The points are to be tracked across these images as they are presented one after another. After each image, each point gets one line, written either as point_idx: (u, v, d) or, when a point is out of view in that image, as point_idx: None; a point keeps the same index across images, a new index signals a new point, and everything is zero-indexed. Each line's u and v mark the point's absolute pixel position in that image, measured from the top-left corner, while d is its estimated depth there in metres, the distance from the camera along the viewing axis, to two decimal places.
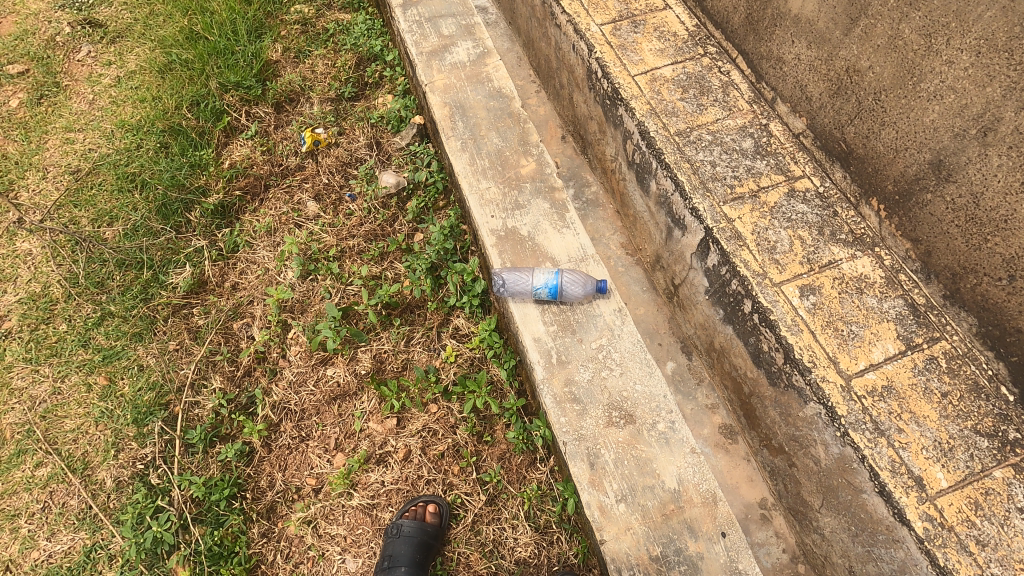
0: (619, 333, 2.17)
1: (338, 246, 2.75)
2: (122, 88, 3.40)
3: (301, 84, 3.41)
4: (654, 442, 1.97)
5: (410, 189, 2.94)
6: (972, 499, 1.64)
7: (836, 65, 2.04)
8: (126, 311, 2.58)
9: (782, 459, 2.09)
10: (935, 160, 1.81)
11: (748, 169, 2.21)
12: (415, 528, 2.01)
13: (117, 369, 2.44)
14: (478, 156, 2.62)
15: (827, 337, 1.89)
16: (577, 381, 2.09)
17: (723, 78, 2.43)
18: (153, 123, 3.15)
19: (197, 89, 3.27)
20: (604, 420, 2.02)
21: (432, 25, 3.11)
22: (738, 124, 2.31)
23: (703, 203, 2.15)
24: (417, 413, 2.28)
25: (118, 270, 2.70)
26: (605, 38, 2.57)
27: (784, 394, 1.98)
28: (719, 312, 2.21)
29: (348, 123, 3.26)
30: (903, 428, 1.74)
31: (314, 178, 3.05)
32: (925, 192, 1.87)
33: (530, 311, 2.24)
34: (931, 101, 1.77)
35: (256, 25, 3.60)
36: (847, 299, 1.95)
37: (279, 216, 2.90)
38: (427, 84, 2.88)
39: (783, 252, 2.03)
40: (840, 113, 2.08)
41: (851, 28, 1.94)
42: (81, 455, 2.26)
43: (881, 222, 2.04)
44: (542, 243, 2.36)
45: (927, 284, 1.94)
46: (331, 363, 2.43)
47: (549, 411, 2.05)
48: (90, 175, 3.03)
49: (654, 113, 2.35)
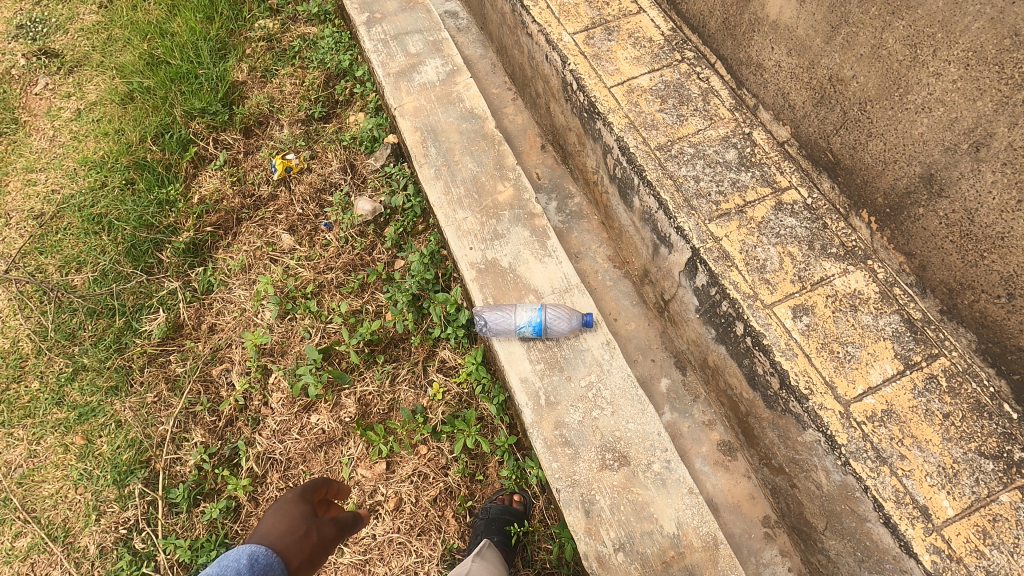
0: (608, 368, 2.06)
1: (316, 280, 2.65)
2: (83, 121, 3.28)
3: (269, 106, 3.31)
4: (650, 484, 1.87)
5: (387, 214, 2.85)
6: (981, 527, 1.59)
7: (819, 73, 1.93)
8: (100, 363, 2.49)
9: (783, 479, 2.07)
10: (926, 174, 1.71)
11: (733, 182, 2.14)
12: (501, 509, 2.05)
13: (94, 427, 2.35)
14: (453, 183, 2.51)
15: (823, 360, 1.84)
16: (567, 423, 1.98)
17: (702, 85, 2.35)
18: (118, 158, 3.04)
19: (161, 119, 3.17)
20: (597, 463, 1.91)
21: (398, 43, 2.98)
22: (720, 135, 2.24)
23: (689, 222, 2.10)
24: (406, 456, 2.21)
25: (89, 319, 2.61)
26: (579, 48, 2.48)
27: (782, 418, 1.95)
28: (711, 331, 2.17)
29: (320, 147, 3.15)
30: (905, 454, 1.69)
31: (287, 208, 2.95)
32: (917, 206, 1.78)
33: (515, 348, 2.12)
34: (919, 113, 1.66)
35: (219, 44, 3.48)
36: (841, 318, 1.89)
37: (253, 251, 2.80)
38: (397, 108, 2.77)
39: (774, 271, 1.98)
40: (824, 123, 1.99)
41: (832, 36, 1.83)
42: (61, 522, 2.19)
43: (873, 234, 1.97)
44: (524, 274, 2.25)
45: (924, 298, 1.87)
46: (315, 409, 2.35)
47: (540, 456, 1.94)
48: (54, 220, 2.92)
49: (633, 127, 2.28)
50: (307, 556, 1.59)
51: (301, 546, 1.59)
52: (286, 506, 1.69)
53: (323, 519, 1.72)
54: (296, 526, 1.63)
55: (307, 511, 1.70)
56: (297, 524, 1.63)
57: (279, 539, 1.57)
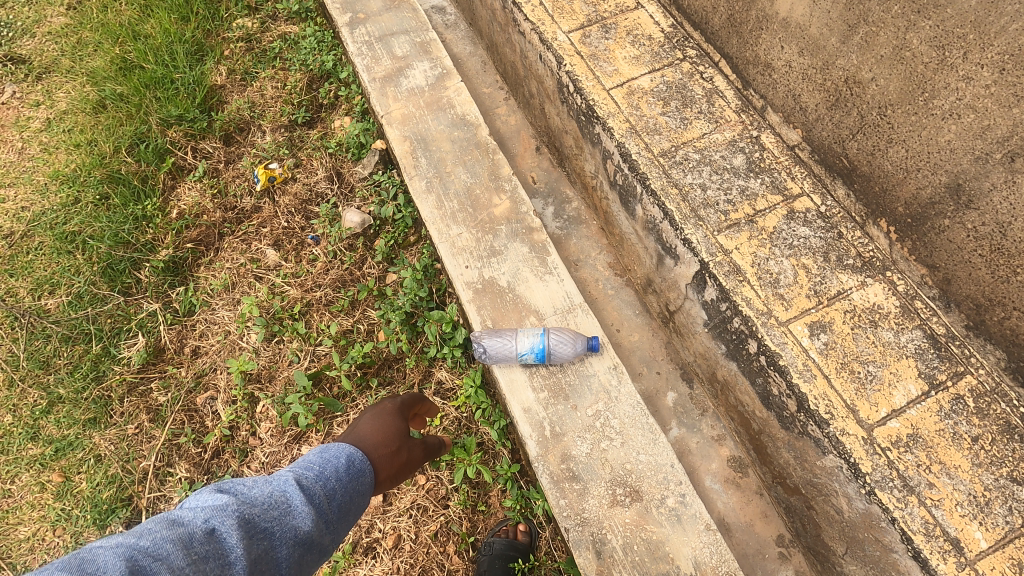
0: (616, 395, 1.95)
1: (303, 299, 2.52)
2: (53, 132, 3.11)
3: (250, 111, 3.15)
4: (665, 520, 1.78)
5: (377, 225, 2.70)
6: (1015, 560, 1.51)
7: (834, 75, 1.85)
8: (77, 394, 2.36)
9: (798, 499, 1.96)
10: (953, 184, 1.64)
11: (742, 190, 2.02)
12: (505, 545, 1.94)
13: (72, 463, 2.24)
14: (446, 197, 2.38)
15: (843, 382, 1.73)
16: (575, 456, 1.87)
17: (706, 86, 2.22)
18: (91, 172, 2.88)
19: (136, 127, 3.01)
20: (608, 499, 1.81)
21: (384, 44, 2.83)
22: (727, 138, 2.11)
23: (696, 233, 1.98)
24: (404, 488, 2.10)
25: (64, 345, 2.47)
26: (574, 48, 2.34)
27: (799, 440, 1.84)
28: (721, 347, 2.05)
29: (304, 154, 3.00)
30: (933, 482, 1.59)
31: (272, 221, 2.80)
32: (942, 217, 1.71)
33: (517, 375, 2.01)
34: (946, 120, 1.59)
35: (195, 46, 3.30)
36: (861, 335, 1.78)
37: (236, 269, 2.67)
38: (384, 116, 2.62)
39: (788, 285, 1.87)
40: (840, 126, 1.91)
41: (850, 36, 1.74)
42: (39, 567, 2.09)
43: (892, 245, 1.87)
44: (524, 294, 2.14)
45: (948, 313, 1.78)
46: (306, 439, 2.24)
47: (547, 493, 1.83)
48: (24, 239, 2.77)
49: (634, 131, 2.16)
50: (392, 473, 1.60)
51: (391, 462, 1.59)
52: (383, 418, 1.69)
53: (411, 441, 1.73)
54: (390, 441, 1.62)
55: (401, 430, 1.70)
56: (392, 441, 1.63)
57: (375, 448, 1.56)
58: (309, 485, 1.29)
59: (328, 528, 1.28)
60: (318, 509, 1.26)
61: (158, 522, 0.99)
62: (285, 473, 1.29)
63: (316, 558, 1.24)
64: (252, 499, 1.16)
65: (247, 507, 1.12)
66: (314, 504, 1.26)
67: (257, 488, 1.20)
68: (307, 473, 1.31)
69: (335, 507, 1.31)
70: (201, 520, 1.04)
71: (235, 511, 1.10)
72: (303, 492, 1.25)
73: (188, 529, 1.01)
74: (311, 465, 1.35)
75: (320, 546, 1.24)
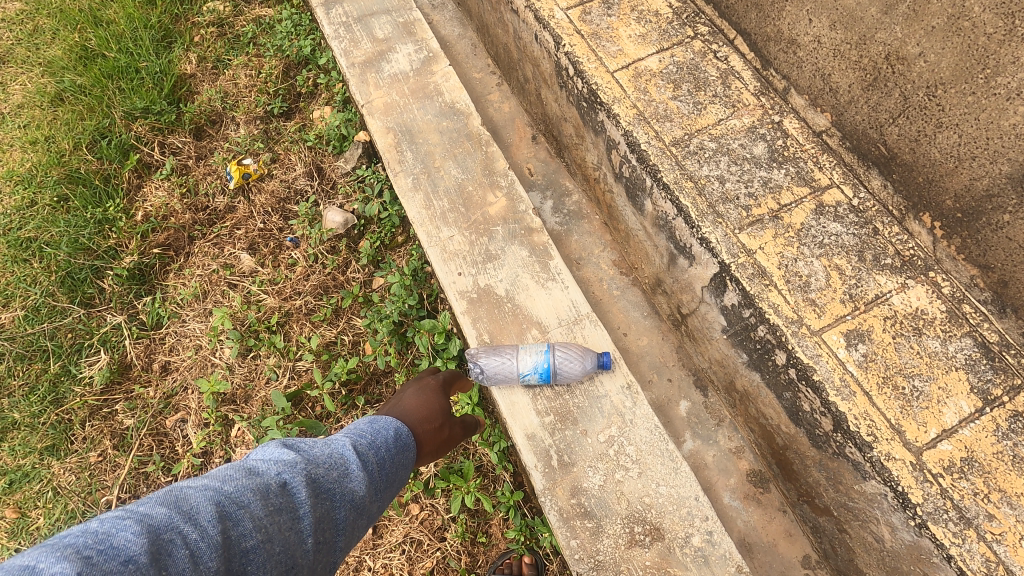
0: (631, 418, 1.76)
1: (282, 308, 2.30)
2: (7, 128, 2.85)
3: (222, 102, 2.90)
4: (690, 563, 1.59)
5: (361, 225, 2.47)
6: None
7: (872, 50, 1.69)
8: (33, 419, 2.15)
9: (829, 521, 1.76)
10: (1017, 174, 1.48)
11: (764, 182, 1.81)
12: None
13: (27, 497, 2.04)
14: (435, 195, 2.16)
15: (886, 399, 1.54)
16: (586, 489, 1.69)
17: (721, 66, 1.99)
18: (48, 171, 2.63)
19: (98, 122, 2.76)
20: (625, 539, 1.63)
21: (363, 26, 2.59)
22: (745, 124, 1.89)
23: (715, 232, 1.77)
24: (395, 518, 1.90)
25: (20, 365, 2.25)
26: (574, 26, 2.11)
27: (833, 461, 1.64)
28: (743, 356, 1.84)
29: (281, 148, 2.76)
30: (993, 513, 1.42)
31: (246, 222, 2.57)
32: (1001, 212, 1.55)
33: (518, 398, 1.81)
34: (1011, 100, 1.44)
35: (162, 32, 3.04)
36: (904, 344, 1.59)
37: (208, 276, 2.44)
38: (365, 105, 2.39)
39: (820, 289, 1.67)
40: (878, 110, 1.74)
41: (894, 6, 1.60)
42: None
43: (937, 241, 1.70)
44: (525, 303, 1.94)
45: (1003, 318, 1.60)
46: None
47: (557, 531, 1.65)
48: None
49: (642, 118, 1.93)
50: (434, 449, 1.50)
51: (434, 438, 1.48)
52: (427, 394, 1.59)
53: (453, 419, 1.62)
54: (434, 417, 1.52)
55: (444, 406, 1.59)
56: (436, 416, 1.52)
57: (420, 423, 1.47)
58: (362, 453, 1.20)
59: (378, 496, 1.20)
60: (373, 474, 1.18)
61: (237, 470, 1.01)
62: (341, 436, 1.23)
63: (365, 526, 1.17)
64: (316, 457, 1.11)
65: (313, 466, 1.08)
66: (368, 473, 1.17)
67: (320, 447, 1.15)
68: (361, 439, 1.23)
69: (385, 477, 1.23)
70: (274, 472, 1.04)
71: (303, 469, 1.07)
72: (359, 458, 1.18)
73: (263, 479, 1.01)
74: (364, 432, 1.27)
75: (371, 513, 1.17)
